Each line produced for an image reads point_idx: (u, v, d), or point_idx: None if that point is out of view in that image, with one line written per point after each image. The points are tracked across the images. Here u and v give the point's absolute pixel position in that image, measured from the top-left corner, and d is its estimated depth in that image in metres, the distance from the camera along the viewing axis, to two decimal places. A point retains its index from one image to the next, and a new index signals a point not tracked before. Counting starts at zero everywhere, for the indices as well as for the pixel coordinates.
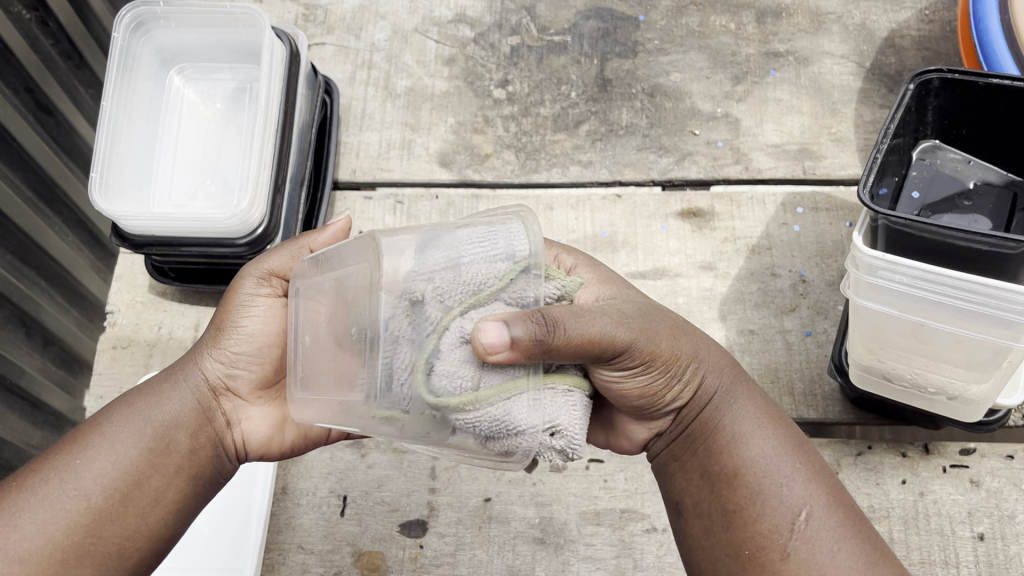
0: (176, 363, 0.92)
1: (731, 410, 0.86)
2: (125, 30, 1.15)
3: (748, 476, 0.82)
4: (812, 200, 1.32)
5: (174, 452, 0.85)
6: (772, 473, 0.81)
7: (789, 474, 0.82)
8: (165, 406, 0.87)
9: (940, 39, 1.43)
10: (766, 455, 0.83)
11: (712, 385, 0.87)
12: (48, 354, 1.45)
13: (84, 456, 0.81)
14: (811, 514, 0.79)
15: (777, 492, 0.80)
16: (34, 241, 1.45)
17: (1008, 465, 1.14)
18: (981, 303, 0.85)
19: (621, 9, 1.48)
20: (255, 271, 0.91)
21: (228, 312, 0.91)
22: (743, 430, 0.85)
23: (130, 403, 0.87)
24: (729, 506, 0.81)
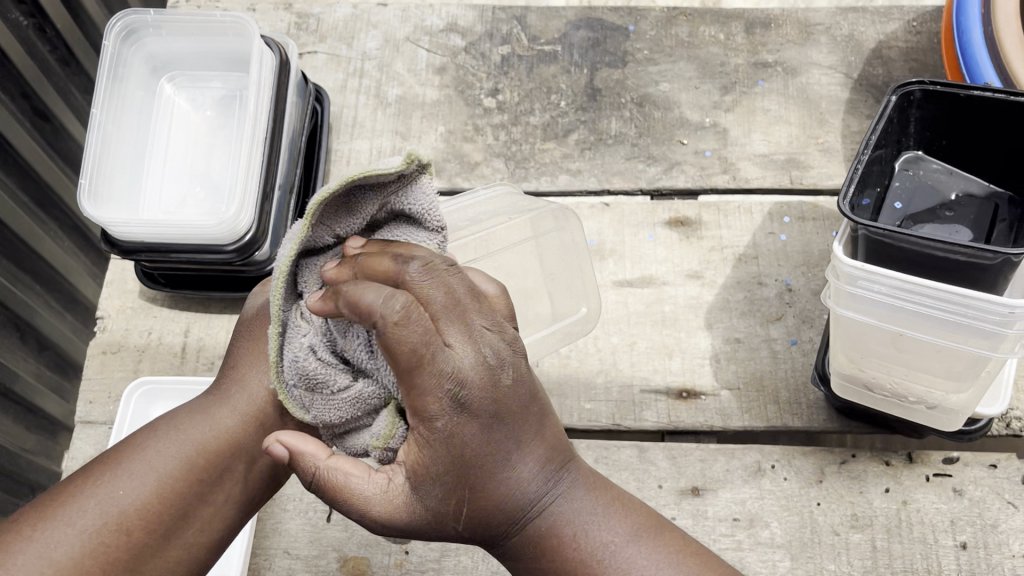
0: (224, 381, 1.01)
1: (527, 475, 0.80)
2: (116, 39, 1.17)
3: (597, 556, 0.84)
4: (798, 210, 1.32)
5: (225, 476, 0.96)
6: (597, 536, 0.85)
7: (638, 544, 0.85)
8: (218, 428, 0.97)
9: (927, 51, 1.44)
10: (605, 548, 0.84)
11: (488, 453, 0.76)
12: (43, 357, 1.52)
13: (137, 479, 0.91)
14: (629, 548, 0.84)
15: (590, 536, 0.84)
16: (33, 250, 1.51)
17: (990, 474, 1.14)
18: (959, 314, 0.85)
19: (612, 19, 1.49)
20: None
21: (276, 345, 1.01)
22: (560, 503, 0.83)
23: (187, 418, 0.97)
24: (554, 551, 0.84)
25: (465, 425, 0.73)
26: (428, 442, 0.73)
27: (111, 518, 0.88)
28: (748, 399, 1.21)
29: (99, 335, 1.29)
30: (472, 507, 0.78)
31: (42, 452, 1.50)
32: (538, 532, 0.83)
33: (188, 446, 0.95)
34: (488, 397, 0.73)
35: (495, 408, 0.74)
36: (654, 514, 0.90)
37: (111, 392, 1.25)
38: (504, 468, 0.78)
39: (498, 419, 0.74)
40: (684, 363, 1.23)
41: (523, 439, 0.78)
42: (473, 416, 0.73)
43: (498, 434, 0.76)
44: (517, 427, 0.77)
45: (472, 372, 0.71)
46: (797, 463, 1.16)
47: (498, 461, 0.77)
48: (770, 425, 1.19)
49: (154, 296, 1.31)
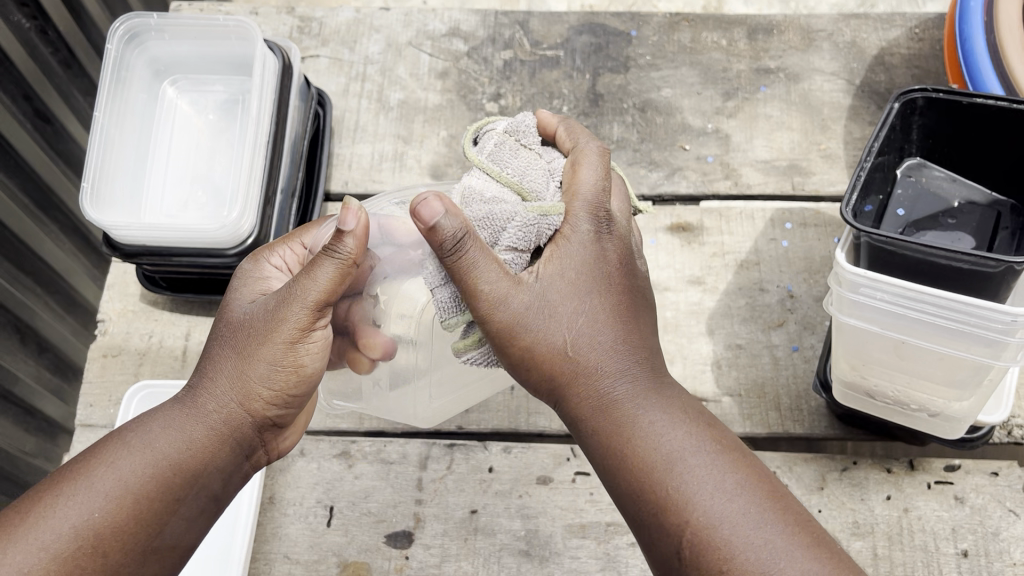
0: (196, 388, 0.87)
1: (609, 355, 0.83)
2: (119, 42, 1.17)
3: (673, 467, 0.78)
4: (800, 216, 1.32)
5: (208, 492, 0.84)
6: (666, 441, 0.79)
7: (708, 454, 0.78)
8: (197, 442, 0.84)
9: (930, 58, 1.44)
10: (685, 453, 0.78)
11: (586, 329, 0.83)
12: (43, 360, 1.52)
13: (100, 497, 0.79)
14: (695, 467, 0.77)
15: (657, 443, 0.79)
16: (33, 252, 1.51)
17: (992, 482, 1.14)
18: (961, 322, 0.85)
19: (614, 24, 1.49)
20: (298, 308, 0.83)
21: (257, 349, 0.85)
22: (640, 405, 0.81)
23: (161, 431, 0.84)
24: (633, 468, 0.79)
25: (548, 274, 0.83)
26: (533, 278, 0.82)
27: (82, 539, 0.77)
28: (749, 406, 1.20)
29: (100, 339, 1.29)
30: (574, 354, 0.82)
31: (41, 455, 1.50)
32: (609, 404, 0.82)
33: (162, 462, 0.82)
34: (582, 277, 0.83)
35: (589, 278, 0.83)
36: (745, 454, 0.80)
37: (111, 395, 1.25)
38: (590, 370, 0.82)
39: (621, 313, 0.84)
40: (686, 369, 1.23)
41: (629, 315, 0.85)
42: (569, 265, 0.83)
43: (581, 293, 0.83)
44: (608, 292, 0.84)
45: (556, 268, 0.83)
46: (798, 470, 1.16)
47: (617, 317, 0.84)
48: (771, 431, 1.19)
49: (155, 299, 1.31)
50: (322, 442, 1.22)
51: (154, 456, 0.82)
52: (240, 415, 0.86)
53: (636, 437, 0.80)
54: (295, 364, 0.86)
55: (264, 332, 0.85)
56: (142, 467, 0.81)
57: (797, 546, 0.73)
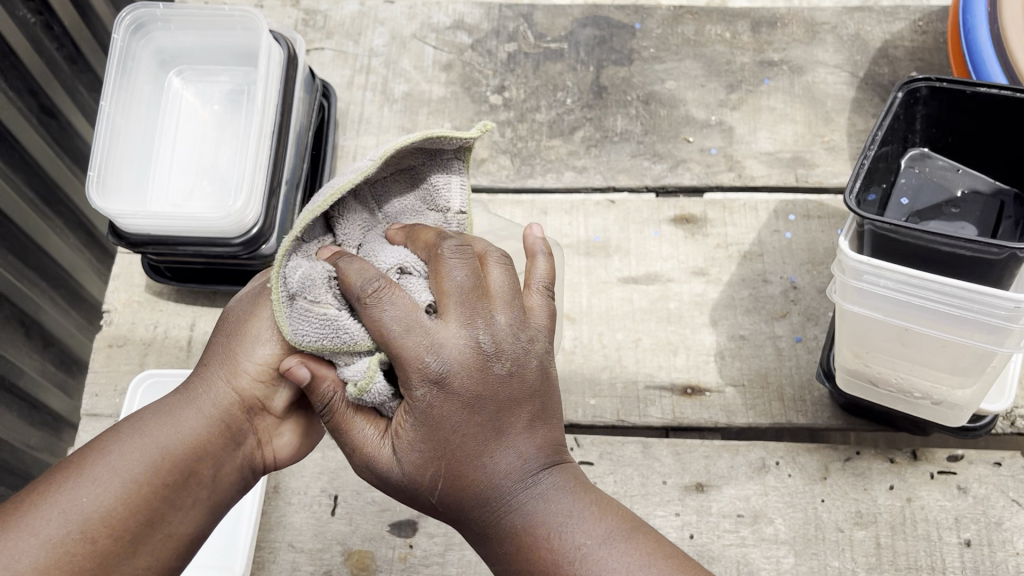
0: (192, 383, 0.93)
1: (504, 475, 0.77)
2: (124, 32, 1.17)
3: (566, 553, 0.75)
4: (804, 208, 1.33)
5: (195, 481, 0.86)
6: (548, 518, 0.77)
7: (599, 531, 0.76)
8: (189, 429, 0.88)
9: (933, 50, 1.44)
10: (582, 544, 0.75)
11: (433, 459, 0.76)
12: (48, 354, 1.53)
13: (95, 484, 0.81)
14: (601, 552, 0.75)
15: (540, 516, 0.77)
16: (38, 245, 1.51)
17: (995, 472, 1.14)
18: (964, 308, 0.86)
19: (618, 17, 1.50)
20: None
21: (247, 332, 0.93)
22: (515, 497, 0.77)
23: (154, 420, 0.88)
24: (525, 565, 0.77)
25: (443, 396, 0.74)
26: (416, 407, 0.75)
27: (73, 527, 0.78)
28: (752, 396, 1.21)
29: (106, 329, 1.30)
30: (440, 478, 0.76)
31: (46, 448, 1.50)
32: (509, 526, 0.77)
33: (154, 448, 0.85)
34: (490, 391, 0.75)
35: (485, 409, 0.75)
36: (643, 530, 0.78)
37: (117, 384, 1.26)
38: (467, 486, 0.76)
39: (483, 387, 0.74)
40: (689, 360, 1.23)
41: (507, 423, 0.76)
42: (427, 425, 0.75)
43: (475, 435, 0.75)
44: (477, 413, 0.75)
45: (439, 398, 0.74)
46: (801, 460, 1.16)
47: (482, 442, 0.76)
48: (775, 421, 1.19)
49: (160, 290, 1.32)
50: (326, 432, 1.22)
51: (148, 444, 0.85)
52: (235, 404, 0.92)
53: (550, 540, 0.76)
54: (283, 349, 0.92)
55: (249, 327, 0.93)
56: (137, 453, 0.84)
57: None
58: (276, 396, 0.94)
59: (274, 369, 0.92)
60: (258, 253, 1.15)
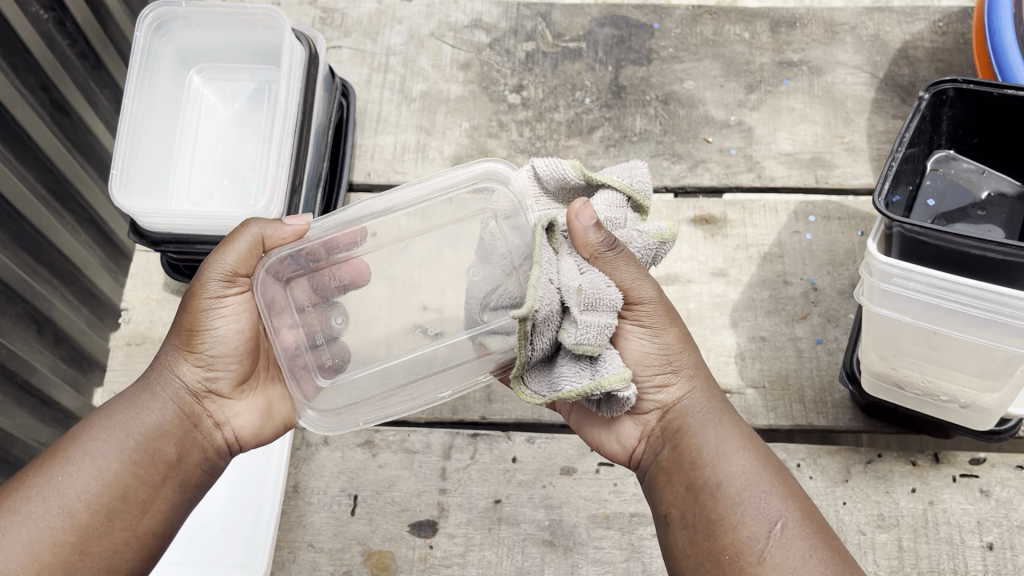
0: (151, 369, 0.96)
1: (693, 409, 0.92)
2: (147, 30, 1.17)
3: (725, 510, 0.84)
4: (824, 209, 1.32)
5: (156, 458, 0.90)
6: (734, 476, 0.86)
7: (764, 485, 0.85)
8: (143, 413, 0.91)
9: (954, 51, 1.44)
10: (769, 527, 0.83)
11: (683, 380, 0.93)
12: (61, 352, 1.51)
13: (69, 471, 0.86)
14: (782, 535, 0.82)
15: (729, 479, 0.86)
16: (49, 241, 1.51)
17: (1017, 475, 1.14)
18: (995, 313, 0.85)
19: (636, 17, 1.49)
20: (206, 278, 0.93)
21: (185, 320, 0.93)
22: (707, 435, 0.90)
23: (115, 406, 0.92)
24: (707, 507, 0.85)
25: (660, 334, 0.92)
26: (637, 344, 0.92)
27: (57, 509, 0.84)
28: (773, 398, 1.20)
29: None
30: (671, 415, 0.92)
31: None
32: (721, 482, 0.86)
33: (115, 432, 0.89)
34: (693, 353, 0.95)
35: (676, 322, 0.94)
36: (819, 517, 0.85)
37: None
38: (694, 456, 0.89)
39: (694, 353, 0.95)
40: (710, 361, 1.23)
41: (707, 376, 0.94)
42: (651, 354, 0.92)
43: (702, 376, 0.94)
44: (697, 357, 0.95)
45: (645, 337, 0.92)
46: (822, 462, 1.16)
47: (713, 431, 0.90)
48: (796, 424, 1.19)
49: (178, 288, 1.31)
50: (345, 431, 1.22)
51: (109, 429, 0.89)
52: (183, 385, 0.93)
53: (735, 509, 0.84)
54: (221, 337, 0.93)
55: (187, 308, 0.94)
56: (102, 438, 0.89)
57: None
58: (220, 376, 0.93)
59: (209, 351, 0.92)
60: None
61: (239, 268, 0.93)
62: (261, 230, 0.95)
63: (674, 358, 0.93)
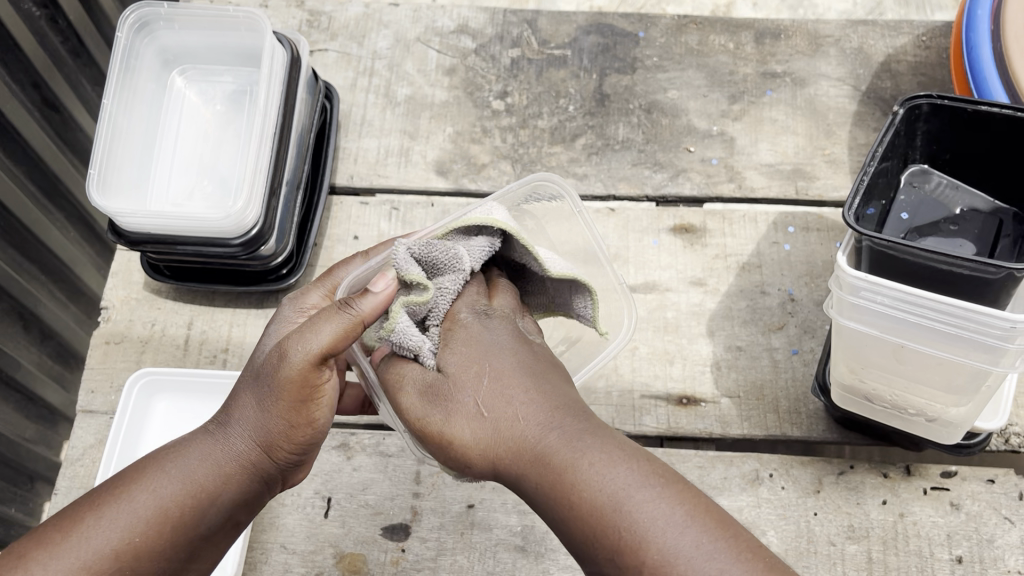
0: (225, 414, 0.90)
1: (537, 418, 0.78)
2: (129, 31, 1.17)
3: (579, 489, 0.73)
4: (803, 220, 1.33)
5: (225, 522, 0.89)
6: (616, 490, 0.72)
7: (643, 492, 0.71)
8: (227, 470, 0.88)
9: (936, 66, 1.45)
10: (630, 502, 0.71)
11: (521, 392, 0.81)
12: (46, 347, 1.62)
13: (137, 518, 0.83)
14: (647, 506, 0.70)
15: (600, 483, 0.72)
16: (38, 239, 1.59)
17: (988, 489, 1.14)
18: (962, 328, 0.86)
19: (622, 25, 1.50)
20: (301, 357, 0.84)
21: (278, 401, 0.86)
22: (574, 446, 0.75)
23: (197, 459, 0.88)
24: (581, 515, 0.72)
25: (491, 332, 0.86)
26: (452, 353, 0.85)
27: (123, 562, 0.82)
28: (747, 408, 1.21)
29: (104, 325, 1.30)
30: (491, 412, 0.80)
31: (42, 441, 1.60)
32: (584, 491, 0.72)
33: (195, 488, 0.86)
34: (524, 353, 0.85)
35: (538, 363, 0.84)
36: (677, 480, 0.73)
37: (113, 381, 1.26)
38: (530, 444, 0.77)
39: (544, 362, 0.85)
40: (685, 370, 1.23)
41: (536, 374, 0.83)
42: (460, 361, 0.84)
43: (513, 383, 0.81)
44: (518, 360, 0.84)
45: (487, 336, 0.86)
46: (794, 472, 1.16)
47: (513, 398, 0.80)
48: (770, 433, 1.19)
49: (158, 288, 1.32)
50: None
51: (192, 485, 0.86)
52: (260, 457, 0.89)
53: (584, 492, 0.72)
54: (308, 417, 0.89)
55: (276, 387, 0.86)
56: (179, 494, 0.85)
57: (717, 549, 0.68)
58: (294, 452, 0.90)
59: (293, 429, 0.88)
60: (257, 254, 1.16)
61: (331, 355, 0.84)
62: (364, 313, 0.84)
63: (484, 350, 0.84)
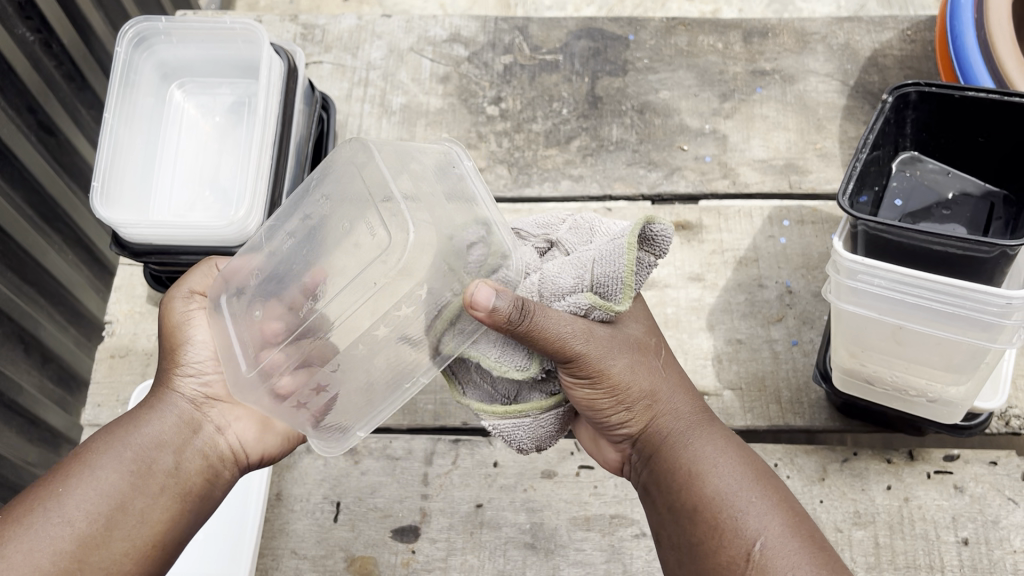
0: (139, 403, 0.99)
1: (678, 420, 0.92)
2: (128, 45, 1.19)
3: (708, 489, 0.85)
4: (798, 213, 1.34)
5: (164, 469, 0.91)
6: (726, 486, 0.85)
7: (751, 494, 0.84)
8: (143, 425, 0.94)
9: (922, 59, 1.47)
10: (740, 498, 0.84)
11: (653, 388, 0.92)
12: (47, 370, 1.64)
13: (87, 486, 0.87)
14: (747, 500, 0.84)
15: (715, 480, 0.85)
16: (36, 261, 1.61)
17: (990, 471, 1.15)
18: (958, 306, 0.87)
19: (612, 29, 1.52)
20: (185, 292, 1.01)
21: (171, 338, 0.99)
22: (690, 435, 0.90)
23: (112, 428, 0.93)
24: (693, 512, 0.85)
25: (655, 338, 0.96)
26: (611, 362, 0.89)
27: (67, 525, 0.84)
28: (750, 399, 1.22)
29: (108, 339, 1.31)
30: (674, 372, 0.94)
31: (45, 463, 1.63)
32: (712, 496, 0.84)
33: (121, 448, 0.90)
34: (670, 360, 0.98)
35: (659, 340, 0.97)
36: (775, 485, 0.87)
37: (119, 395, 1.26)
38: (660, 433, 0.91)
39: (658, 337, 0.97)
40: (687, 364, 1.24)
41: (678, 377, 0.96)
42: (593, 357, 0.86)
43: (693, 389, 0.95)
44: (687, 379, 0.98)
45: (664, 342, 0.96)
46: (799, 461, 1.18)
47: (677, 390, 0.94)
48: (773, 424, 1.20)
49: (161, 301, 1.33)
50: None
51: (109, 446, 0.90)
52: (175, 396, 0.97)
53: (707, 484, 0.85)
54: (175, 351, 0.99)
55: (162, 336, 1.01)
56: (101, 455, 0.89)
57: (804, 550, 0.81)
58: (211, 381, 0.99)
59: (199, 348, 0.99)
60: None
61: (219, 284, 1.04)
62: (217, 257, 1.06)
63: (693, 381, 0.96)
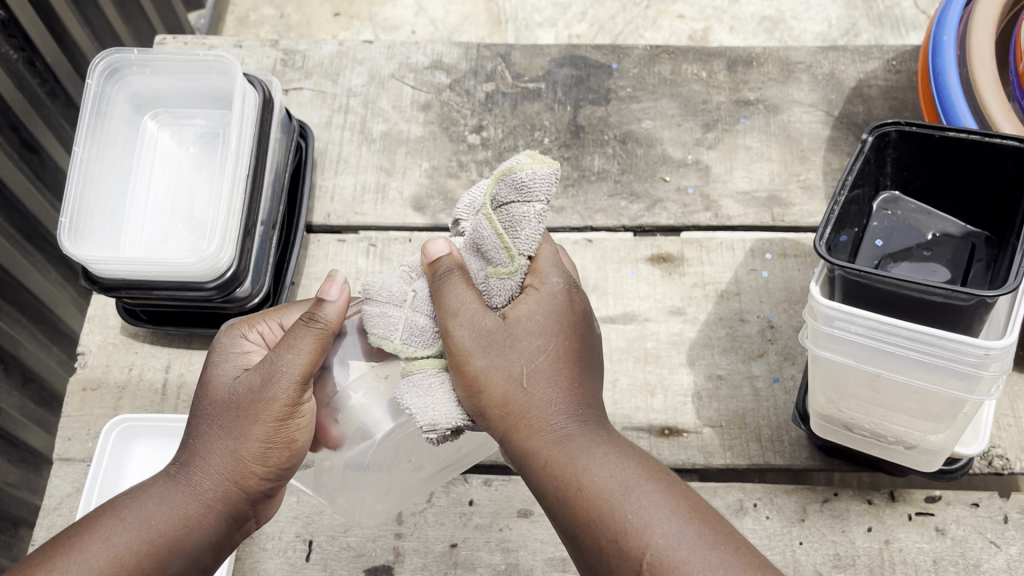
0: (193, 460, 0.89)
1: (559, 409, 0.84)
2: (99, 77, 1.18)
3: (587, 484, 0.80)
4: (780, 247, 1.33)
5: (194, 566, 0.86)
6: (613, 484, 0.80)
7: (645, 494, 0.79)
8: (191, 520, 0.86)
9: (907, 90, 1.46)
10: (634, 497, 0.79)
11: (544, 369, 0.84)
12: (27, 392, 1.62)
13: (94, 571, 0.79)
14: (650, 505, 0.78)
15: (606, 479, 0.80)
16: (18, 281, 1.59)
17: (973, 513, 1.14)
18: (936, 356, 0.85)
19: (595, 57, 1.51)
20: (286, 383, 0.87)
21: (248, 426, 0.87)
22: (588, 451, 0.82)
23: (159, 505, 0.85)
24: (582, 511, 0.79)
25: (489, 339, 0.83)
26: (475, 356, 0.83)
27: None
28: (730, 437, 1.20)
29: (80, 372, 1.29)
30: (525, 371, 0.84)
31: (23, 486, 1.60)
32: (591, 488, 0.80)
33: (156, 536, 0.83)
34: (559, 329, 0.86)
35: (556, 323, 0.86)
36: (684, 487, 0.81)
37: (90, 428, 1.24)
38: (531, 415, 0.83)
39: (558, 321, 0.86)
40: (667, 401, 1.23)
41: (574, 362, 0.86)
42: (485, 360, 0.82)
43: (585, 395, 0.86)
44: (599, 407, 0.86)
45: (531, 303, 0.86)
46: (778, 501, 1.16)
47: (546, 373, 0.84)
48: (753, 463, 1.19)
49: (135, 332, 1.31)
50: None
51: (148, 532, 0.83)
52: (231, 491, 0.88)
53: (588, 481, 0.80)
54: (286, 440, 0.89)
55: (253, 409, 0.88)
56: (137, 541, 0.82)
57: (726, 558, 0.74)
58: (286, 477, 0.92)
59: (271, 453, 0.88)
60: (232, 296, 1.15)
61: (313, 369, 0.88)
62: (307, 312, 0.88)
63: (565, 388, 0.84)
